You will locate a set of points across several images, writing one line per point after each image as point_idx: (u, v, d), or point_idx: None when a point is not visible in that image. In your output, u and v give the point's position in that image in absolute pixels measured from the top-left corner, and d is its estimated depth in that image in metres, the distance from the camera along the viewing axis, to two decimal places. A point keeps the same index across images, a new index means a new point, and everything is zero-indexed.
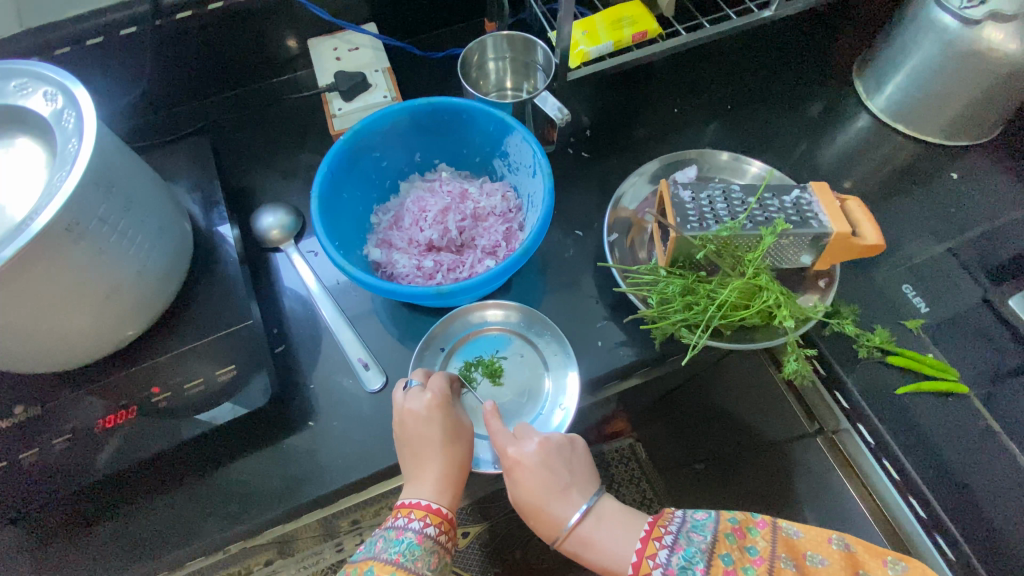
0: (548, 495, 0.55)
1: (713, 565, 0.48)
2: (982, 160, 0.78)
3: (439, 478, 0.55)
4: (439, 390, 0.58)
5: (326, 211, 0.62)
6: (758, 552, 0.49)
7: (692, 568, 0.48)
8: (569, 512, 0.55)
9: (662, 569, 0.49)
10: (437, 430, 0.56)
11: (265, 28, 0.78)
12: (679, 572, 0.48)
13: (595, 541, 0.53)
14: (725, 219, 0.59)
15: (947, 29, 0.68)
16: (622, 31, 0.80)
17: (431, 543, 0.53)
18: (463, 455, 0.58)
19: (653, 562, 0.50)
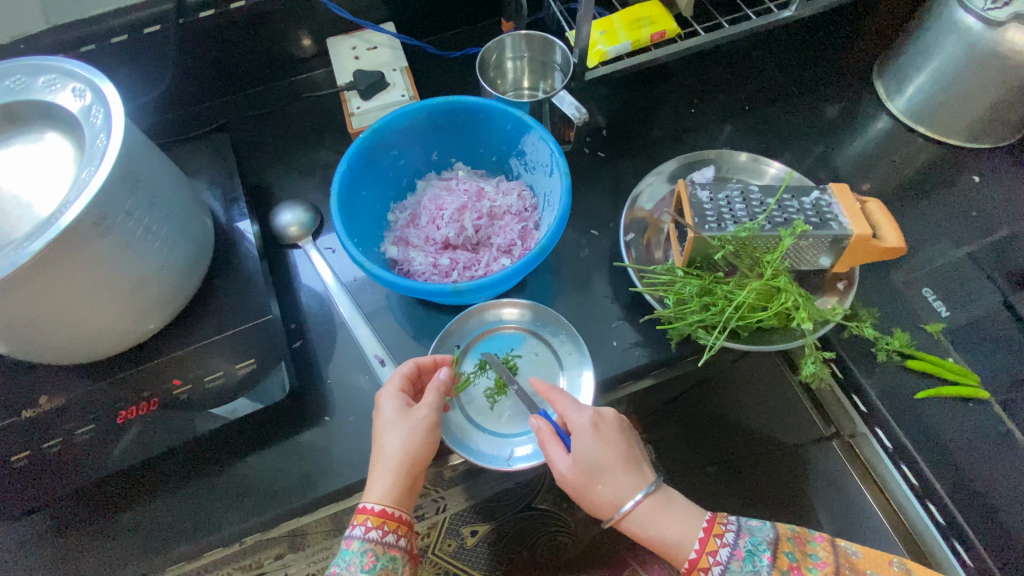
0: (619, 468, 0.54)
1: (778, 558, 0.51)
2: (1006, 163, 0.77)
3: (375, 475, 0.55)
4: (398, 378, 0.59)
5: (344, 209, 0.62)
6: (819, 559, 0.52)
7: (759, 554, 0.51)
8: (642, 487, 0.54)
9: (729, 549, 0.51)
10: (385, 417, 0.57)
11: (285, 27, 0.78)
12: (746, 554, 0.51)
13: (660, 513, 0.53)
14: (744, 219, 0.59)
15: (971, 30, 0.67)
16: (640, 31, 0.79)
17: (361, 544, 0.53)
18: (412, 446, 0.55)
19: (720, 542, 0.52)
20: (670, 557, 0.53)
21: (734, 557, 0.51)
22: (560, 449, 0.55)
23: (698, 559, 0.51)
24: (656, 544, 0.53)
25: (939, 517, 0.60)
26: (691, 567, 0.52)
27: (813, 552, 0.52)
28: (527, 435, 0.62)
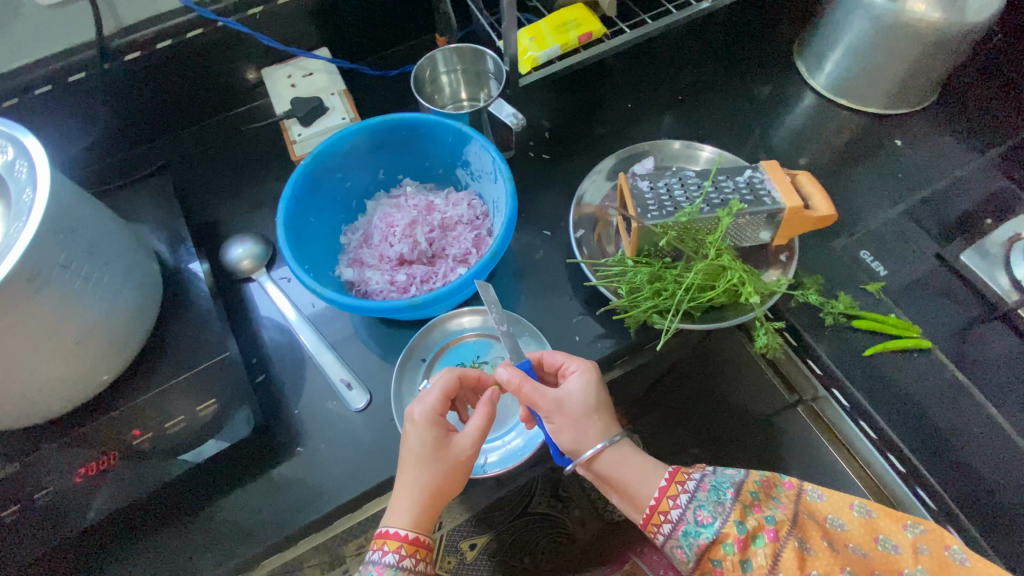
0: (600, 409, 0.56)
1: (741, 495, 0.51)
2: (922, 126, 0.82)
3: (410, 502, 0.53)
4: (434, 400, 0.57)
5: (293, 238, 0.62)
6: (783, 501, 0.51)
7: (723, 489, 0.52)
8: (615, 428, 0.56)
9: (695, 480, 0.53)
10: (417, 443, 0.55)
11: (218, 63, 0.78)
12: (710, 485, 0.52)
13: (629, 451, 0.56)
14: (683, 205, 0.61)
15: (874, 5, 0.71)
16: (568, 34, 0.76)
17: (394, 572, 0.51)
18: (452, 473, 0.54)
19: (688, 475, 0.54)
20: (637, 499, 0.54)
21: (700, 488, 0.52)
22: (541, 388, 0.55)
23: (668, 487, 0.53)
24: (625, 489, 0.55)
25: (900, 467, 0.62)
26: (657, 500, 0.53)
27: (778, 497, 0.52)
28: (500, 440, 0.63)
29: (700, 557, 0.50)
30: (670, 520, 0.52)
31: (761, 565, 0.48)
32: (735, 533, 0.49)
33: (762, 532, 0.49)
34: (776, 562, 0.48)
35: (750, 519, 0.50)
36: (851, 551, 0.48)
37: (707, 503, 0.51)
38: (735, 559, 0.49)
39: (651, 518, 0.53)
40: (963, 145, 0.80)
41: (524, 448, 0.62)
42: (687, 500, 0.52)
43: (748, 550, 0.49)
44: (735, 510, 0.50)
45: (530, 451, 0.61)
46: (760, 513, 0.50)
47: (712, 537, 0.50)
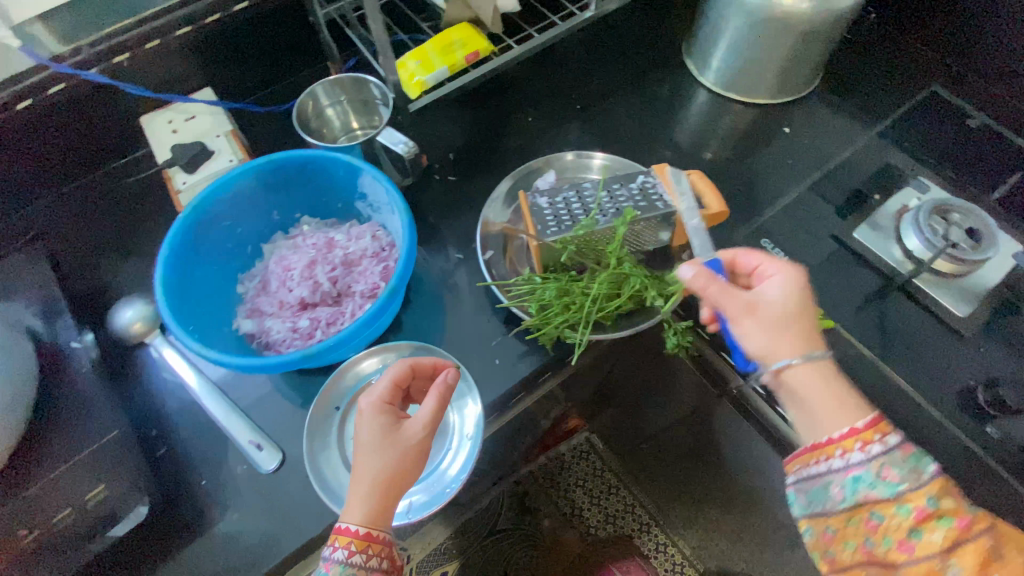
0: (803, 316, 0.51)
1: (941, 487, 0.43)
2: (809, 112, 0.86)
3: (358, 493, 0.49)
4: (382, 389, 0.54)
5: (175, 297, 0.58)
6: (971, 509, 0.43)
7: (927, 459, 0.45)
8: (770, 335, 0.50)
9: (896, 443, 0.46)
10: (365, 431, 0.52)
11: (90, 118, 0.73)
12: (914, 452, 0.45)
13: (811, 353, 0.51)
14: (581, 217, 0.62)
15: (745, 2, 0.74)
16: (454, 55, 0.76)
17: (343, 569, 0.47)
18: (403, 459, 0.50)
19: (891, 434, 0.46)
20: (817, 422, 0.49)
21: (902, 448, 0.45)
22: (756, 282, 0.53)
23: (862, 430, 0.46)
24: (800, 403, 0.50)
25: None
26: (836, 437, 0.48)
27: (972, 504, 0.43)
28: (425, 482, 0.59)
29: (859, 504, 0.46)
30: (842, 459, 0.47)
31: (932, 542, 0.42)
32: (921, 502, 0.43)
33: (951, 517, 0.42)
34: (953, 548, 0.41)
35: (945, 500, 0.43)
36: None
37: (902, 465, 0.45)
38: (907, 522, 0.44)
39: (821, 448, 0.49)
40: (847, 126, 0.85)
41: (451, 484, 0.59)
42: (878, 452, 0.46)
43: (926, 524, 0.43)
44: (935, 485, 0.43)
45: (457, 486, 0.58)
46: (955, 506, 0.43)
47: (891, 496, 0.45)
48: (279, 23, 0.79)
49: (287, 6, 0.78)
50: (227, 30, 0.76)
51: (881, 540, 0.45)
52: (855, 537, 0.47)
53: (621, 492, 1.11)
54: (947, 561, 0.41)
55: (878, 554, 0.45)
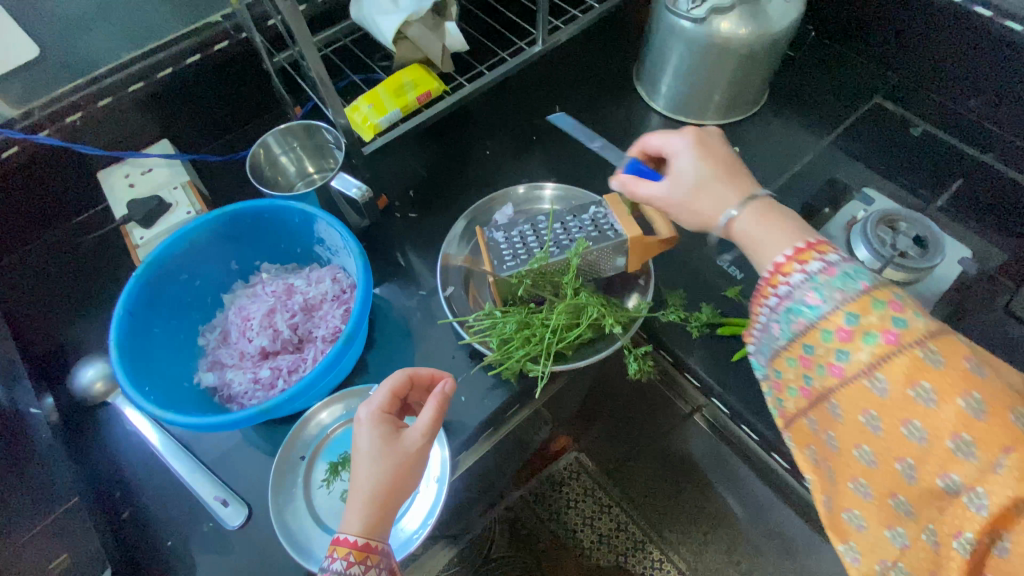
0: (705, 183, 0.54)
1: (870, 324, 0.38)
2: (758, 129, 0.88)
3: (356, 503, 0.47)
4: (381, 399, 0.53)
5: (130, 357, 0.59)
6: (902, 329, 0.36)
7: (854, 279, 0.40)
8: (686, 187, 0.55)
9: (821, 262, 0.41)
10: (364, 440, 0.50)
11: (44, 178, 0.72)
12: (847, 272, 0.40)
13: (704, 198, 0.53)
14: (535, 250, 0.64)
15: (686, 30, 0.76)
16: (406, 97, 0.79)
17: None
18: (400, 468, 0.49)
19: (820, 253, 0.42)
20: (762, 259, 0.47)
21: (824, 271, 0.41)
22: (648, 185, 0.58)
23: (805, 249, 0.43)
24: (752, 244, 0.48)
25: (784, 463, 0.65)
26: (772, 271, 0.44)
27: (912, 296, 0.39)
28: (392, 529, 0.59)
29: (793, 339, 0.42)
30: (779, 297, 0.43)
31: (861, 360, 0.38)
32: (842, 322, 0.39)
33: (878, 331, 0.37)
34: (881, 362, 0.37)
35: (871, 316, 0.38)
36: (964, 413, 0.34)
37: (826, 287, 0.40)
38: (832, 346, 0.39)
39: (767, 283, 0.44)
40: (796, 141, 0.87)
41: (418, 530, 0.58)
42: (801, 281, 0.42)
43: (852, 344, 0.38)
44: (860, 302, 0.38)
45: (423, 532, 0.58)
46: (897, 312, 0.37)
47: (813, 321, 0.40)
48: (236, 73, 0.81)
49: (243, 56, 0.80)
50: (186, 84, 0.77)
51: (816, 372, 0.41)
52: (797, 383, 0.42)
53: (614, 510, 1.11)
54: (873, 376, 0.37)
55: (816, 389, 0.41)
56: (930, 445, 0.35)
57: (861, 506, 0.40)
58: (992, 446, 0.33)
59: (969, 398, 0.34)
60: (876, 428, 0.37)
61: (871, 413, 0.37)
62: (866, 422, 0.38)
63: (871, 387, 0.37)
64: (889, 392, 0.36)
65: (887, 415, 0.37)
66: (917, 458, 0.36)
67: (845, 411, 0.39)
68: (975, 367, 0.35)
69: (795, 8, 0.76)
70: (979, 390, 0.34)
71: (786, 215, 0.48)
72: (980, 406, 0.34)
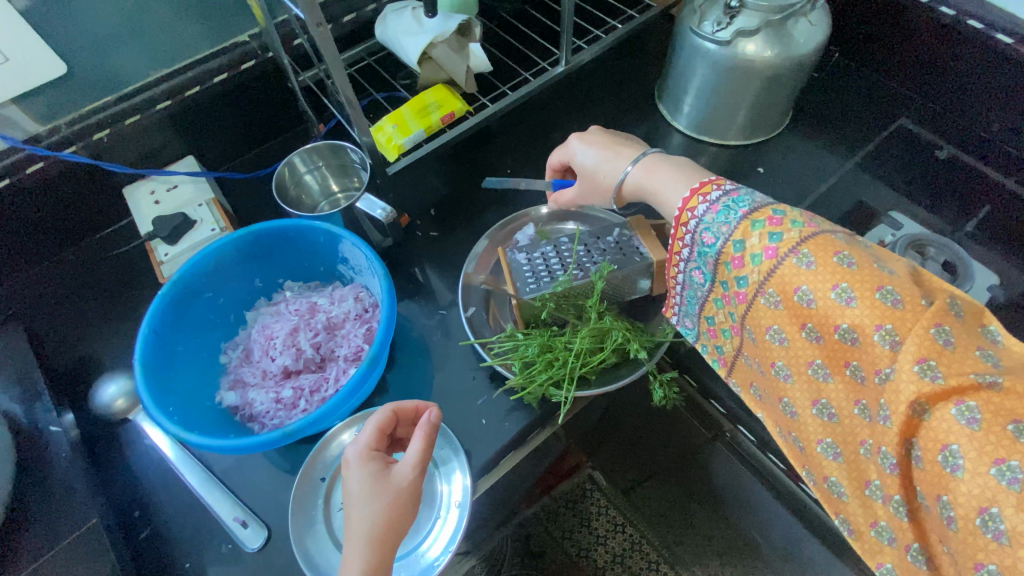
0: (601, 166, 0.63)
1: (749, 227, 0.44)
2: (780, 150, 0.88)
3: (352, 549, 0.44)
4: (365, 437, 0.51)
5: (154, 376, 0.59)
6: (780, 239, 0.41)
7: (734, 207, 0.46)
8: (587, 175, 0.65)
9: (705, 205, 0.48)
10: (353, 481, 0.48)
11: (71, 193, 0.73)
12: (721, 205, 0.47)
13: (605, 171, 0.63)
14: (559, 273, 0.64)
15: (710, 51, 0.75)
16: (430, 118, 0.78)
17: None
18: (397, 505, 0.46)
19: (703, 196, 0.49)
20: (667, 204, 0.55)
21: (710, 211, 0.47)
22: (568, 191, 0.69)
23: (694, 192, 0.50)
24: (655, 195, 0.57)
25: None
26: (675, 220, 0.50)
27: (793, 208, 0.43)
28: (413, 555, 0.58)
29: (714, 274, 0.48)
30: (690, 244, 0.50)
31: (755, 281, 0.43)
32: (733, 250, 0.45)
33: (761, 249, 0.43)
34: (769, 277, 0.42)
35: (753, 237, 0.43)
36: (876, 302, 0.36)
37: (714, 224, 0.47)
38: (733, 274, 0.45)
39: (675, 234, 0.51)
40: (820, 162, 0.86)
41: (440, 557, 0.57)
42: (695, 224, 0.48)
43: (745, 267, 0.44)
44: (742, 228, 0.44)
45: (445, 559, 0.57)
46: (769, 228, 0.43)
47: (716, 255, 0.46)
48: (260, 91, 0.82)
49: (267, 75, 0.81)
50: (208, 102, 0.78)
51: (732, 301, 0.47)
52: (726, 322, 0.49)
53: (628, 528, 1.10)
54: (767, 292, 0.42)
55: (739, 321, 0.47)
56: (827, 343, 0.39)
57: (795, 427, 0.45)
58: (867, 326, 0.37)
59: (838, 288, 0.38)
60: (783, 341, 0.42)
61: (777, 329, 0.42)
62: (775, 337, 0.43)
63: (767, 303, 0.42)
64: (783, 304, 0.41)
65: (791, 324, 0.41)
66: (827, 360, 0.40)
67: (758, 332, 0.44)
68: (883, 265, 0.38)
69: (822, 31, 0.75)
70: (846, 279, 0.38)
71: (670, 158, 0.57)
72: (851, 295, 0.37)
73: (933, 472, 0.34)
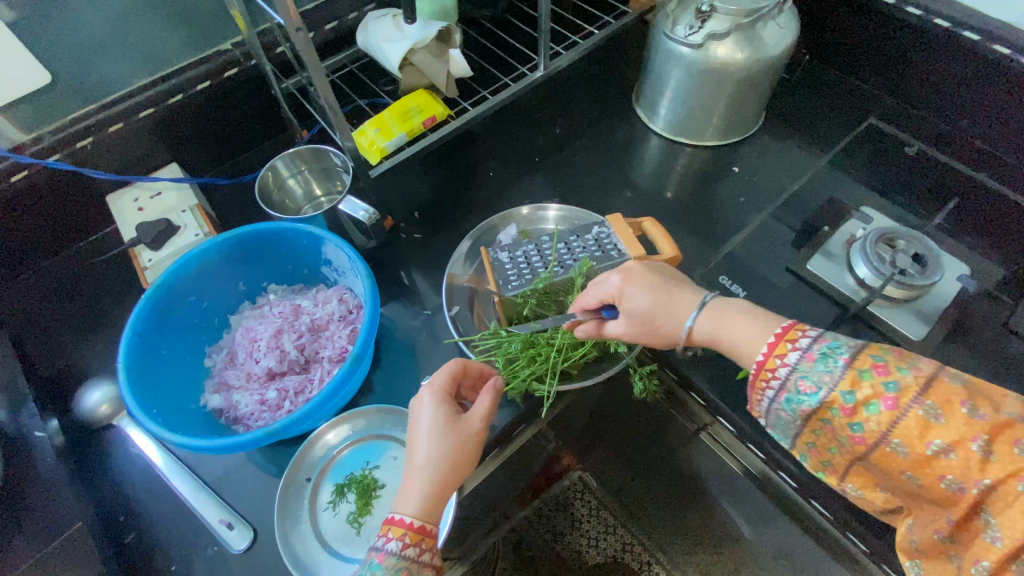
0: (658, 306, 0.55)
1: (861, 412, 0.41)
2: (755, 150, 0.90)
3: (416, 481, 0.50)
4: (440, 380, 0.56)
5: (137, 379, 0.59)
6: (896, 389, 0.39)
7: (835, 355, 0.42)
8: (642, 317, 0.55)
9: (799, 353, 0.44)
10: (426, 418, 0.54)
11: (54, 202, 0.74)
12: (820, 357, 0.43)
13: (663, 315, 0.54)
14: (540, 269, 0.65)
15: (684, 55, 0.78)
16: (412, 121, 0.80)
17: (395, 561, 0.46)
18: (461, 453, 0.52)
19: (791, 345, 0.45)
20: (745, 357, 0.49)
21: (805, 359, 0.44)
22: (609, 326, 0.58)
23: (776, 342, 0.46)
24: (733, 349, 0.50)
25: (793, 482, 0.64)
26: (763, 358, 0.46)
27: (887, 348, 0.42)
28: None
29: (807, 419, 0.45)
30: (774, 388, 0.46)
31: (874, 430, 0.40)
32: (842, 401, 0.41)
33: (877, 400, 0.40)
34: (893, 428, 0.40)
35: (864, 388, 0.41)
36: (1013, 454, 0.36)
37: (812, 373, 0.43)
38: (842, 422, 0.42)
39: (759, 374, 0.47)
40: (794, 161, 0.88)
41: None
42: (788, 371, 0.45)
43: (857, 417, 0.41)
44: (848, 379, 0.41)
45: None
46: (880, 377, 0.40)
47: (817, 406, 0.43)
48: (243, 98, 0.83)
49: (250, 82, 0.82)
50: (192, 109, 0.78)
51: (841, 441, 0.43)
52: (828, 453, 0.46)
53: (619, 529, 1.14)
54: (892, 442, 0.40)
55: (849, 453, 0.44)
56: (966, 493, 0.38)
57: (917, 531, 0.43)
58: (1008, 478, 0.36)
59: (979, 443, 0.37)
60: (918, 482, 0.41)
61: (908, 473, 0.41)
62: (907, 477, 0.41)
63: (893, 451, 0.40)
64: (910, 454, 0.39)
65: (921, 472, 0.40)
66: (951, 501, 0.39)
67: (882, 471, 0.42)
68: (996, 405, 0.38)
69: (790, 33, 0.77)
70: (986, 432, 0.37)
71: (750, 309, 0.51)
72: (988, 446, 0.37)
73: None
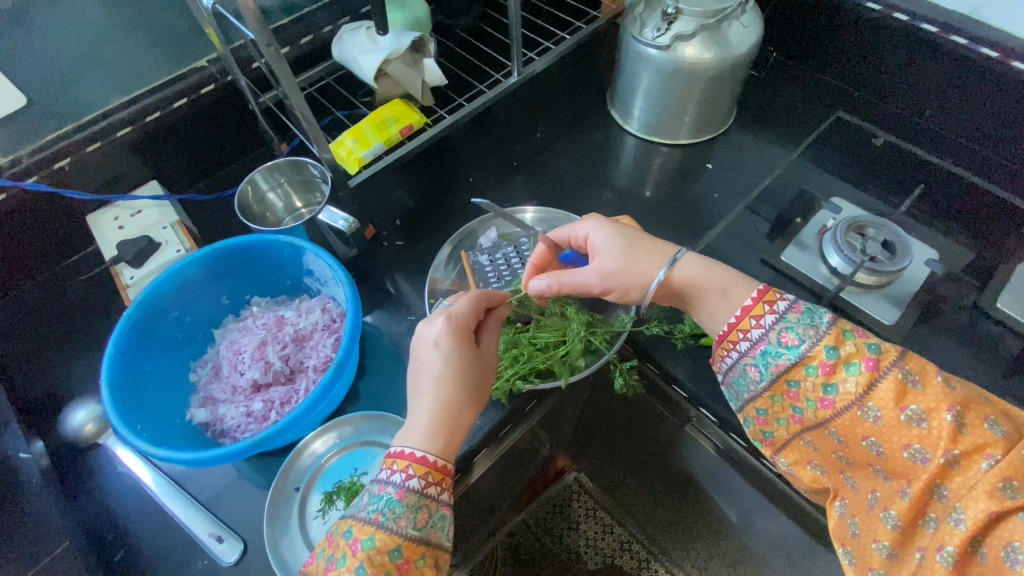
0: (634, 245, 0.60)
1: (836, 371, 0.46)
2: (728, 147, 0.92)
3: (436, 422, 0.51)
4: (458, 315, 0.57)
5: (121, 395, 0.59)
6: (876, 351, 0.45)
7: (818, 312, 0.48)
8: (613, 258, 0.60)
9: (784, 305, 0.50)
10: (449, 356, 0.54)
11: (35, 223, 0.74)
12: (805, 309, 0.49)
13: (643, 257, 0.59)
14: (519, 272, 0.72)
15: (652, 56, 0.80)
16: (389, 131, 0.81)
17: (415, 498, 0.47)
18: (469, 395, 0.54)
19: (771, 304, 0.50)
20: (720, 313, 0.54)
21: (791, 308, 0.49)
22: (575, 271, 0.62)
23: (759, 297, 0.51)
24: (704, 295, 0.55)
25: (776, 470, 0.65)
26: (729, 326, 0.52)
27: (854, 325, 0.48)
28: None
29: (774, 381, 0.49)
30: (750, 339, 0.51)
31: (848, 391, 0.45)
32: (822, 356, 0.46)
33: (858, 359, 0.45)
34: (868, 391, 0.44)
35: (846, 346, 0.46)
36: (987, 432, 0.40)
37: (797, 324, 0.48)
38: (818, 380, 0.46)
39: (724, 339, 0.53)
40: (766, 157, 0.90)
41: None
42: (773, 321, 0.49)
43: (836, 375, 0.45)
44: (832, 336, 0.46)
45: None
46: (861, 339, 0.46)
47: (795, 360, 0.47)
48: (221, 114, 0.83)
49: (228, 98, 0.82)
50: (170, 127, 0.79)
51: (806, 404, 0.48)
52: (784, 420, 0.50)
53: (616, 529, 1.17)
54: (865, 405, 0.44)
55: (809, 419, 0.48)
56: (931, 463, 0.42)
57: (859, 513, 0.46)
58: (974, 452, 0.40)
59: (953, 412, 0.41)
60: (880, 451, 0.44)
61: (873, 439, 0.45)
62: (869, 445, 0.45)
63: (865, 416, 0.44)
64: (882, 418, 0.44)
65: (889, 440, 0.44)
66: (910, 474, 0.43)
67: (847, 439, 0.46)
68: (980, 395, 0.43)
69: (754, 32, 0.80)
70: (959, 404, 0.41)
71: (720, 269, 0.55)
72: (962, 419, 0.41)
73: (994, 566, 0.38)
